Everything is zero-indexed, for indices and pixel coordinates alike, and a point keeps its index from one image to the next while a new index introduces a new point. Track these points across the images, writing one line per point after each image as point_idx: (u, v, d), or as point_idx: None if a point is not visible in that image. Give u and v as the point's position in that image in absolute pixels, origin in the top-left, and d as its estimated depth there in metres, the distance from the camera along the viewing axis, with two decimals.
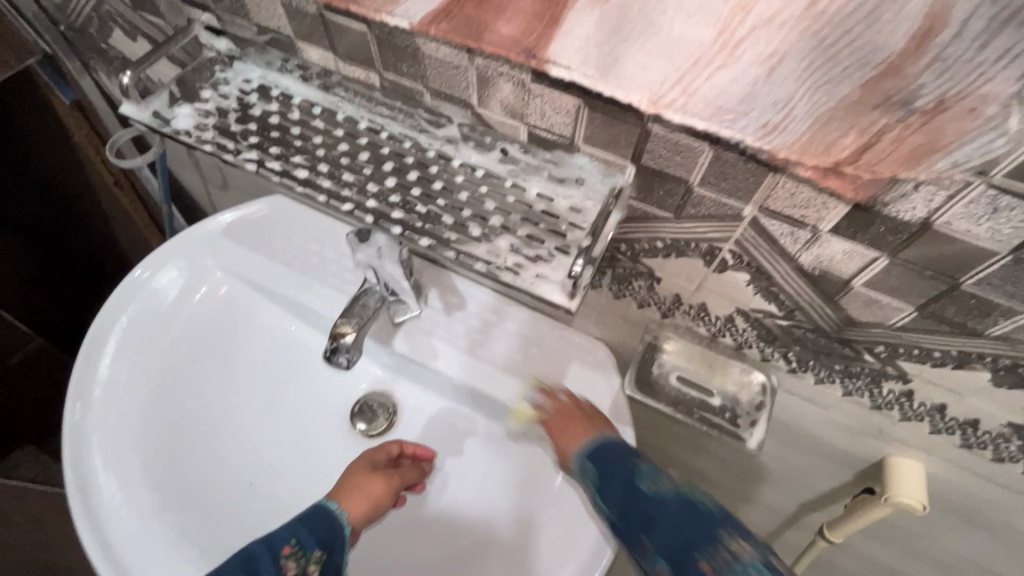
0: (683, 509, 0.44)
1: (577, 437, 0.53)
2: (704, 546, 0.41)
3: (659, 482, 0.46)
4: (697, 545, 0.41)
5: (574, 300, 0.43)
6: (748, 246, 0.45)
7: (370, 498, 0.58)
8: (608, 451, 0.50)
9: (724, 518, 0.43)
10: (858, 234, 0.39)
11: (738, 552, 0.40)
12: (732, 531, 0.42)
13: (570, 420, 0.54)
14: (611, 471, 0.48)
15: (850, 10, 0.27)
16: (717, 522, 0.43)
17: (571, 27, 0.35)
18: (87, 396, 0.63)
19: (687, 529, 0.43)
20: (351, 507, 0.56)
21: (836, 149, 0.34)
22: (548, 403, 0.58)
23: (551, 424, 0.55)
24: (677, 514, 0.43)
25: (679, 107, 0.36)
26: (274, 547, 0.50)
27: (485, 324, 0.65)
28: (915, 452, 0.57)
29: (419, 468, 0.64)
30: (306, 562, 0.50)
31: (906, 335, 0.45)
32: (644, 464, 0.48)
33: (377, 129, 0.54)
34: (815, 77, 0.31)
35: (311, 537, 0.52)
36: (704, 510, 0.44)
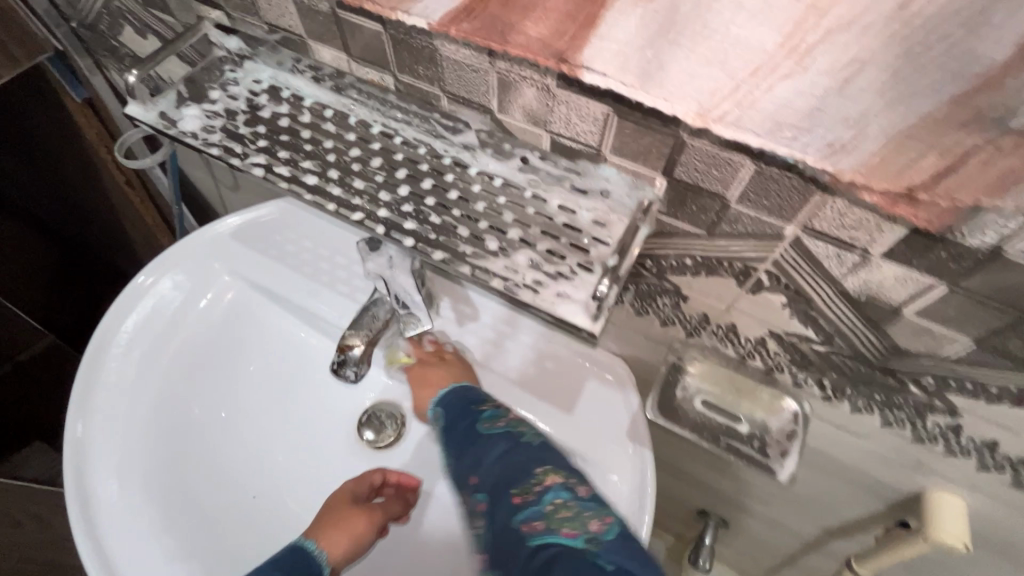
0: (507, 448, 0.46)
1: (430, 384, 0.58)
2: (519, 479, 0.43)
3: (494, 422, 0.49)
4: (512, 479, 0.43)
5: (597, 322, 0.40)
6: (787, 267, 0.42)
7: (353, 536, 0.57)
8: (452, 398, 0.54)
9: (544, 455, 0.44)
10: (915, 259, 0.35)
11: (545, 482, 0.42)
12: (548, 466, 0.43)
13: (428, 367, 0.59)
14: (455, 416, 0.52)
15: (948, 16, 0.24)
16: (538, 458, 0.44)
17: (609, 30, 0.32)
18: (89, 406, 0.61)
19: (510, 467, 0.44)
20: (331, 547, 0.55)
21: (912, 172, 0.30)
22: (413, 351, 0.61)
23: (414, 371, 0.60)
24: (502, 451, 0.46)
25: (731, 121, 0.33)
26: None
27: (498, 337, 0.62)
28: (957, 489, 0.52)
29: (402, 499, 0.62)
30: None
31: (958, 367, 0.41)
32: (485, 408, 0.51)
33: (390, 133, 0.51)
34: (897, 91, 0.27)
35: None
36: (527, 445, 0.46)
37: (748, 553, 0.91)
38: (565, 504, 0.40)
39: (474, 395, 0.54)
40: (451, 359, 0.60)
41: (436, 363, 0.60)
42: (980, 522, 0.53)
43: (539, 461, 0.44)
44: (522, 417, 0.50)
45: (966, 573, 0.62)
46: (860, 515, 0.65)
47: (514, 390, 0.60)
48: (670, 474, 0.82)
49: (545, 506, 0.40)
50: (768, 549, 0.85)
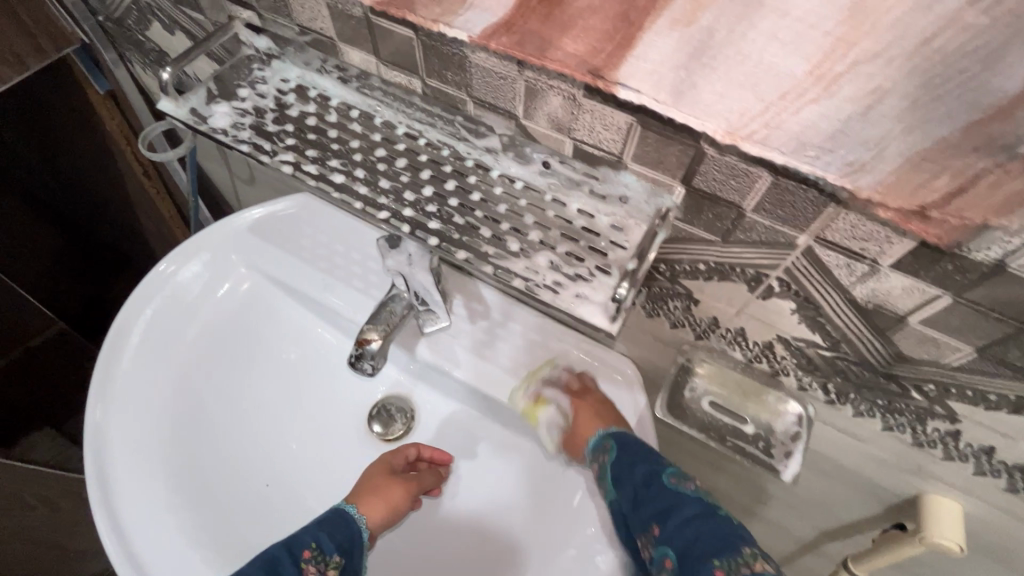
0: (701, 512, 0.46)
1: (589, 420, 0.58)
2: (720, 551, 0.43)
3: (680, 480, 0.49)
4: (712, 549, 0.43)
5: (615, 324, 0.42)
6: (798, 275, 0.43)
7: (388, 503, 0.59)
8: (620, 438, 0.55)
9: (748, 535, 0.44)
10: (921, 271, 0.37)
11: (754, 566, 0.41)
12: (754, 549, 0.43)
13: (588, 403, 0.59)
14: (635, 459, 0.52)
15: (966, 51, 0.26)
16: (739, 536, 0.44)
17: (644, 50, 0.33)
18: (109, 390, 0.62)
19: (704, 533, 0.45)
20: (369, 513, 0.58)
21: (925, 192, 0.32)
22: (574, 382, 0.61)
23: (575, 401, 0.59)
24: (695, 516, 0.46)
25: (757, 139, 0.34)
26: (293, 550, 0.52)
27: (505, 333, 0.64)
28: (954, 492, 0.54)
29: (434, 473, 0.64)
30: (325, 566, 0.52)
31: (960, 375, 0.43)
32: (667, 463, 0.51)
33: (415, 134, 0.52)
34: (915, 116, 0.29)
35: (331, 542, 0.54)
36: (723, 517, 0.46)
37: None
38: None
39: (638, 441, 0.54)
40: (605, 400, 0.59)
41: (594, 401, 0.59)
42: (975, 525, 0.55)
43: (741, 539, 0.44)
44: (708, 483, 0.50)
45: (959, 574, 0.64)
46: (859, 516, 0.66)
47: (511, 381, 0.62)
48: None
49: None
50: (764, 549, 0.87)
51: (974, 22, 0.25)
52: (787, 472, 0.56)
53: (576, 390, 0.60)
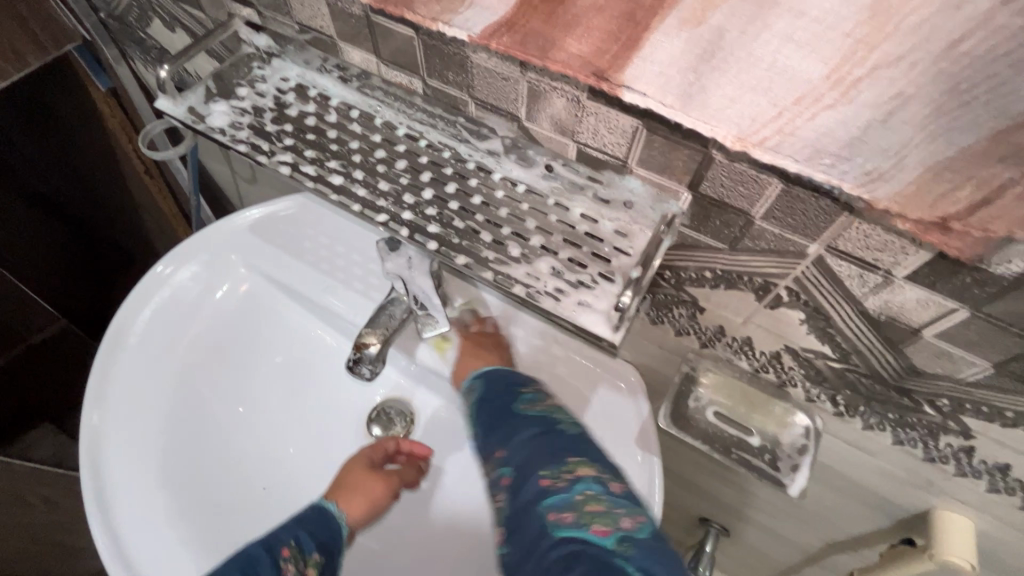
0: (542, 430, 0.46)
1: (473, 358, 0.59)
2: (551, 463, 0.43)
3: (533, 405, 0.49)
4: (543, 463, 0.44)
5: (618, 333, 0.41)
6: (808, 285, 0.42)
7: (369, 500, 0.60)
8: (492, 373, 0.55)
9: (580, 445, 0.45)
10: (938, 283, 0.36)
11: (575, 473, 0.42)
12: (581, 457, 0.44)
13: (479, 345, 0.60)
14: (495, 391, 0.52)
15: (997, 56, 0.25)
16: (571, 448, 0.44)
17: (652, 52, 0.32)
18: (105, 392, 0.62)
19: (541, 449, 0.45)
20: (350, 509, 0.59)
21: (946, 202, 0.31)
22: (474, 327, 0.63)
23: (464, 344, 0.61)
24: (534, 435, 0.46)
25: (770, 146, 0.33)
26: (272, 549, 0.51)
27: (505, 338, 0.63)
28: (965, 509, 0.52)
29: (415, 467, 0.65)
30: (304, 565, 0.52)
31: (976, 391, 0.41)
32: (525, 391, 0.51)
33: (416, 136, 0.51)
34: (938, 123, 0.28)
35: (311, 540, 0.54)
36: (563, 434, 0.46)
37: (747, 563, 0.91)
38: (596, 496, 0.41)
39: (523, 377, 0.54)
40: (498, 347, 0.61)
41: (488, 344, 0.61)
42: (987, 542, 0.54)
43: (570, 450, 0.44)
44: (560, 405, 0.50)
45: None
46: (866, 530, 0.65)
47: None
48: (672, 480, 0.83)
49: (575, 495, 0.40)
50: (768, 559, 0.85)
51: (1008, 24, 0.23)
52: (795, 487, 0.53)
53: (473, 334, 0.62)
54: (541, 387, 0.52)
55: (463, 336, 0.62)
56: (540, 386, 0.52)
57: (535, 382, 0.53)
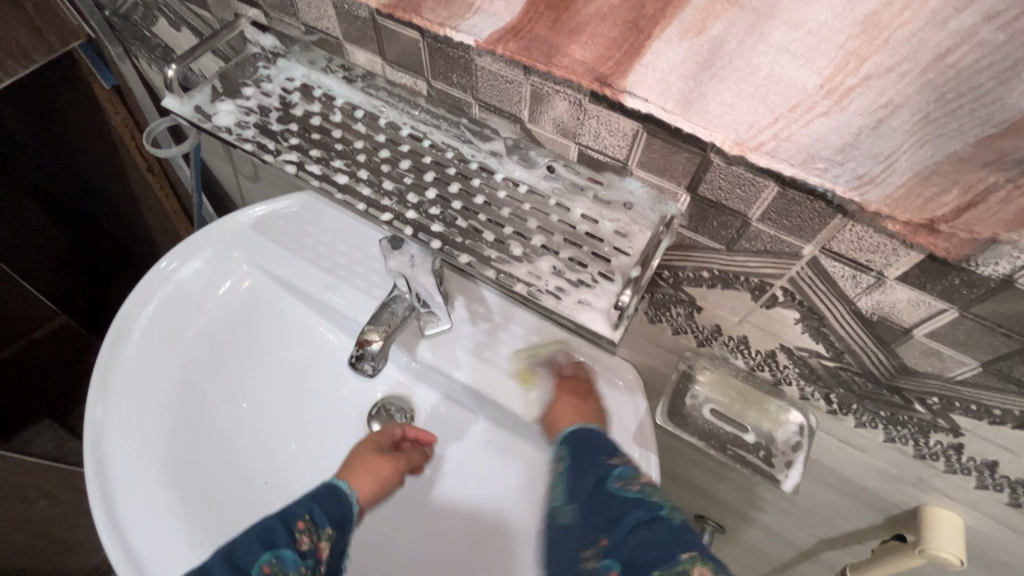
0: (647, 517, 0.45)
1: (572, 414, 0.57)
2: (662, 561, 0.42)
3: (628, 484, 0.48)
4: (655, 560, 0.43)
5: (617, 331, 0.42)
6: (802, 285, 0.43)
7: (377, 480, 0.60)
8: (585, 436, 0.54)
9: (688, 539, 0.44)
10: (927, 284, 0.37)
11: (693, 573, 0.41)
12: (694, 554, 0.43)
13: (577, 399, 0.59)
14: (582, 465, 0.52)
15: (982, 67, 0.26)
16: (682, 542, 0.43)
17: (652, 59, 0.33)
18: (109, 387, 0.62)
19: (649, 540, 0.44)
20: (359, 488, 0.58)
21: (934, 206, 0.32)
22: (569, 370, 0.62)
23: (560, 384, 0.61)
24: (639, 522, 0.45)
25: (766, 150, 0.34)
26: (287, 522, 0.51)
27: (501, 332, 0.64)
28: (954, 505, 0.54)
29: (420, 452, 0.65)
30: (317, 538, 0.52)
31: (964, 389, 0.43)
32: (616, 464, 0.51)
33: (420, 136, 0.52)
34: (926, 130, 0.29)
35: (323, 515, 0.54)
36: (667, 522, 0.45)
37: (741, 559, 0.92)
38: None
39: (609, 445, 0.53)
40: (591, 392, 0.60)
41: (579, 387, 0.60)
42: (976, 538, 0.55)
43: (682, 544, 0.43)
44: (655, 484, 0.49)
45: None
46: (858, 526, 0.66)
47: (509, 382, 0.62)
48: (669, 478, 0.84)
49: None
50: (763, 555, 0.86)
51: (991, 37, 0.24)
52: (789, 483, 0.54)
53: (568, 374, 0.61)
54: (631, 463, 0.51)
55: (558, 381, 0.61)
56: (629, 459, 0.52)
57: (625, 455, 0.52)
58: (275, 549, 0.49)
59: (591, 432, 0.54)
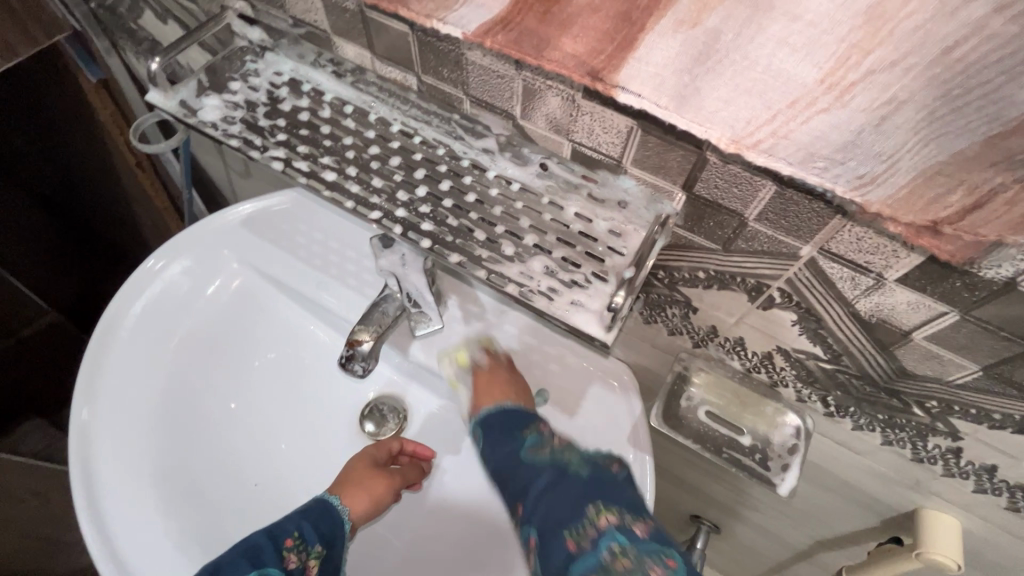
0: (554, 477, 0.46)
1: (489, 397, 0.55)
2: (572, 521, 0.43)
3: (540, 451, 0.49)
4: (565, 521, 0.43)
5: (610, 333, 0.41)
6: (800, 286, 0.42)
7: (372, 496, 0.58)
8: (502, 412, 0.53)
9: (595, 489, 0.44)
10: (928, 286, 0.36)
11: (598, 524, 0.42)
12: (599, 504, 0.43)
13: (491, 383, 0.56)
14: (500, 439, 0.51)
15: (990, 62, 0.25)
16: (588, 496, 0.44)
17: (646, 53, 0.32)
18: (95, 389, 0.61)
19: (560, 502, 0.44)
20: (353, 504, 0.57)
21: (938, 207, 0.31)
22: (485, 360, 0.59)
23: (478, 376, 0.57)
24: (547, 486, 0.46)
25: (765, 149, 0.33)
26: (275, 539, 0.52)
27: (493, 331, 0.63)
28: (952, 508, 0.53)
29: (417, 467, 0.64)
30: (307, 556, 0.52)
31: (964, 393, 0.42)
32: (528, 434, 0.51)
33: (410, 133, 0.51)
34: (931, 129, 0.28)
35: (313, 532, 0.54)
36: (575, 477, 0.46)
37: (736, 560, 0.92)
38: (622, 549, 0.40)
39: (528, 416, 0.53)
40: (519, 379, 0.58)
41: (506, 375, 0.57)
42: (973, 541, 0.54)
43: (588, 497, 0.44)
44: (566, 442, 0.49)
45: None
46: (854, 528, 0.65)
47: None
48: (665, 478, 0.83)
49: (602, 555, 0.40)
50: (758, 556, 0.86)
51: (1001, 31, 0.24)
52: (785, 486, 0.54)
53: (487, 366, 0.59)
54: (546, 428, 0.51)
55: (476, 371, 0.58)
56: (544, 428, 0.51)
57: (541, 422, 0.52)
58: (262, 567, 0.49)
59: (518, 410, 0.53)
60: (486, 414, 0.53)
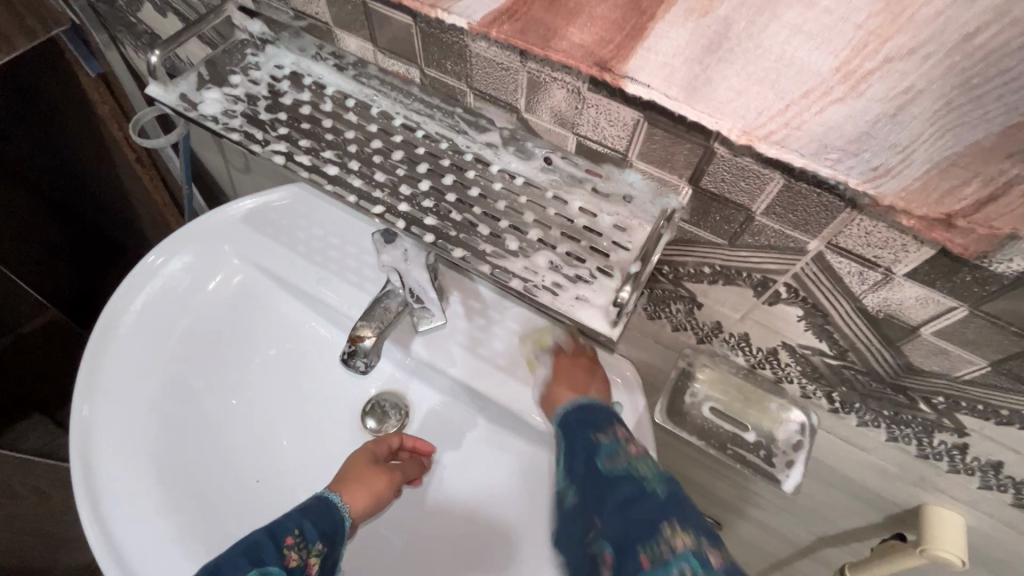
0: (634, 493, 0.45)
1: (570, 387, 0.56)
2: (646, 538, 0.42)
3: (616, 461, 0.48)
4: (641, 537, 0.42)
5: (616, 329, 0.40)
6: (806, 281, 0.42)
7: (372, 493, 0.58)
8: (580, 409, 0.52)
9: (672, 509, 0.44)
10: (937, 281, 0.35)
11: (674, 546, 0.41)
12: (677, 526, 0.43)
13: (576, 371, 0.57)
14: (574, 445, 0.50)
15: (1008, 49, 0.24)
16: (666, 515, 0.43)
17: (656, 42, 0.32)
18: (96, 386, 0.61)
19: (637, 518, 0.43)
20: (353, 501, 0.57)
21: (951, 200, 0.31)
22: (570, 347, 0.60)
23: (559, 362, 0.59)
24: (626, 500, 0.45)
25: (776, 140, 0.32)
26: (276, 536, 0.51)
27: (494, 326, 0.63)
28: (956, 504, 0.53)
29: (417, 463, 0.63)
30: (307, 554, 0.51)
31: (972, 389, 0.41)
32: (604, 439, 0.49)
33: (413, 126, 0.50)
34: (946, 118, 0.27)
35: (314, 529, 0.53)
36: (654, 496, 0.45)
37: (737, 556, 0.92)
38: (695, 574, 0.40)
39: (605, 414, 0.52)
40: (598, 371, 0.59)
41: (588, 367, 0.59)
42: (977, 538, 0.54)
43: (664, 517, 0.43)
44: (641, 454, 0.49)
45: None
46: (857, 525, 0.65)
47: (503, 377, 0.61)
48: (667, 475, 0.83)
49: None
50: (760, 552, 0.86)
51: (1020, 16, 0.23)
52: (789, 483, 0.53)
53: (569, 353, 0.60)
54: (621, 434, 0.50)
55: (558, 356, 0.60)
56: (620, 433, 0.50)
57: (616, 426, 0.51)
58: (262, 565, 0.48)
59: (592, 404, 0.53)
60: (564, 409, 0.53)
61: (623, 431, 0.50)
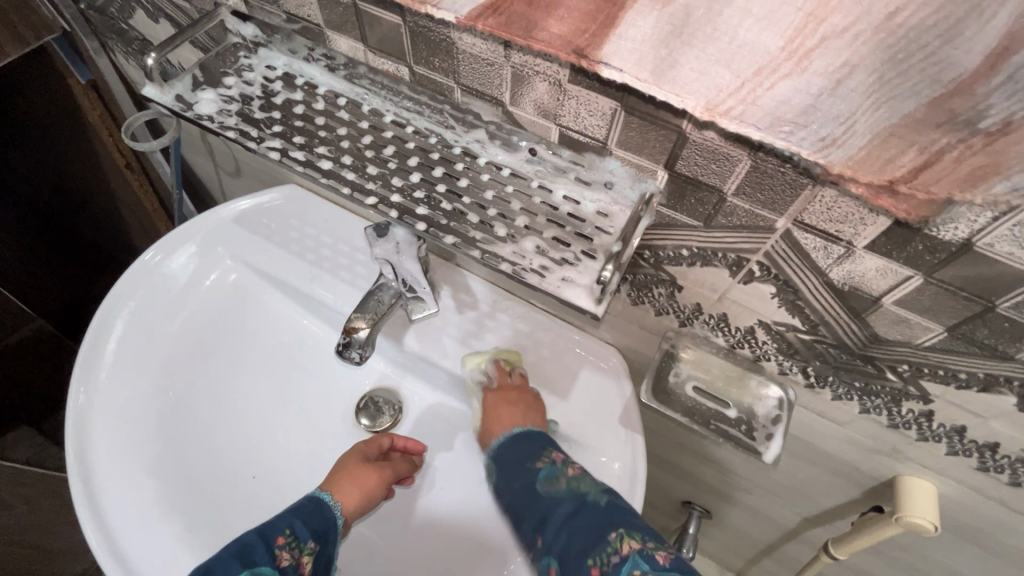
0: (573, 508, 0.46)
1: (508, 416, 0.57)
2: (594, 547, 0.43)
3: (554, 483, 0.49)
4: (588, 547, 0.43)
5: (600, 306, 0.43)
6: (778, 259, 0.44)
7: (364, 490, 0.59)
8: (518, 437, 0.55)
9: (617, 519, 0.45)
10: (893, 251, 0.38)
11: (620, 551, 0.41)
12: (623, 530, 0.43)
13: (508, 404, 0.58)
14: (513, 474, 0.52)
15: (930, 26, 0.27)
16: (610, 523, 0.44)
17: (625, 30, 0.34)
18: (93, 380, 0.62)
19: (580, 531, 0.45)
20: (344, 499, 0.57)
21: (893, 167, 0.34)
22: (497, 377, 0.60)
23: (488, 398, 0.59)
24: (568, 515, 0.46)
25: (735, 115, 0.35)
26: (267, 537, 0.51)
27: (483, 319, 0.66)
28: (928, 473, 0.56)
29: (409, 462, 0.64)
30: (300, 553, 0.52)
31: (933, 355, 0.44)
32: (541, 467, 0.51)
33: (403, 123, 0.53)
34: (882, 92, 0.30)
35: (305, 528, 0.53)
36: (594, 508, 0.46)
37: (730, 544, 0.94)
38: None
39: (543, 443, 0.54)
40: (530, 397, 0.59)
41: (518, 396, 0.58)
42: (948, 504, 0.57)
43: (611, 525, 0.44)
44: (581, 473, 0.50)
45: (933, 553, 0.65)
46: (838, 501, 0.68)
47: None
48: (658, 466, 0.86)
49: None
50: (750, 538, 0.88)
51: None
52: (769, 454, 0.56)
53: (497, 386, 0.60)
54: (559, 457, 0.52)
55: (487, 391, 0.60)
56: (555, 456, 0.52)
57: (555, 451, 0.53)
58: (254, 567, 0.48)
59: (528, 434, 0.55)
60: (498, 444, 0.55)
61: (560, 454, 0.52)
